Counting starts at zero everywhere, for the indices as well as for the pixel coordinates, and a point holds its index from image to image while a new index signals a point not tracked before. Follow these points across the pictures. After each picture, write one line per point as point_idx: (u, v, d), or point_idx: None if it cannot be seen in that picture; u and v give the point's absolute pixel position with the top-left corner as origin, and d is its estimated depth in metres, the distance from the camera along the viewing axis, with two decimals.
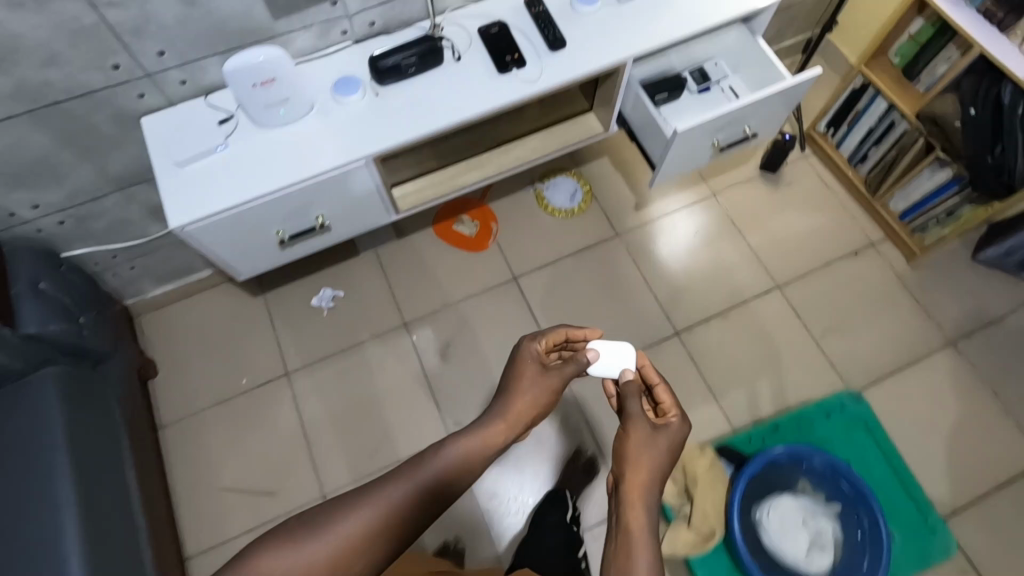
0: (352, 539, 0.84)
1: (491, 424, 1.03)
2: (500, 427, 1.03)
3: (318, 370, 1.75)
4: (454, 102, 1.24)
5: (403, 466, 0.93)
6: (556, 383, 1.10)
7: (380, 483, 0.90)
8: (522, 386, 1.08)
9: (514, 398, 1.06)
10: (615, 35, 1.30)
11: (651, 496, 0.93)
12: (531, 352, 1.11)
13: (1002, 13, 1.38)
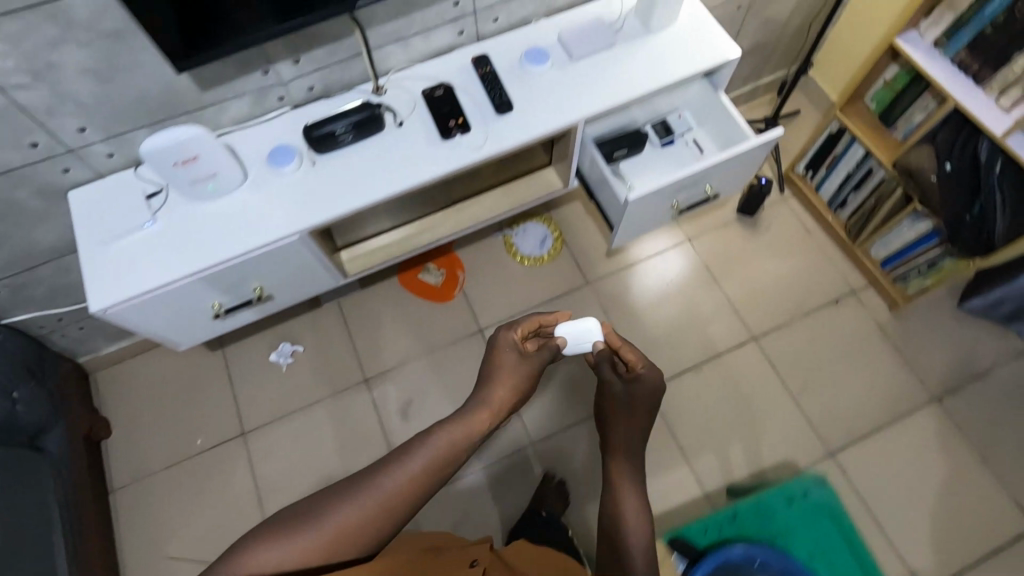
0: (357, 524, 0.77)
1: (485, 404, 1.01)
2: (496, 401, 1.03)
3: (275, 429, 1.69)
4: (395, 171, 1.18)
5: (403, 445, 0.89)
6: (536, 366, 1.12)
7: (382, 464, 0.84)
8: (511, 368, 1.08)
9: (502, 380, 1.06)
10: (566, 96, 1.25)
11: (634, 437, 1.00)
12: (510, 340, 1.13)
13: (977, 64, 1.31)
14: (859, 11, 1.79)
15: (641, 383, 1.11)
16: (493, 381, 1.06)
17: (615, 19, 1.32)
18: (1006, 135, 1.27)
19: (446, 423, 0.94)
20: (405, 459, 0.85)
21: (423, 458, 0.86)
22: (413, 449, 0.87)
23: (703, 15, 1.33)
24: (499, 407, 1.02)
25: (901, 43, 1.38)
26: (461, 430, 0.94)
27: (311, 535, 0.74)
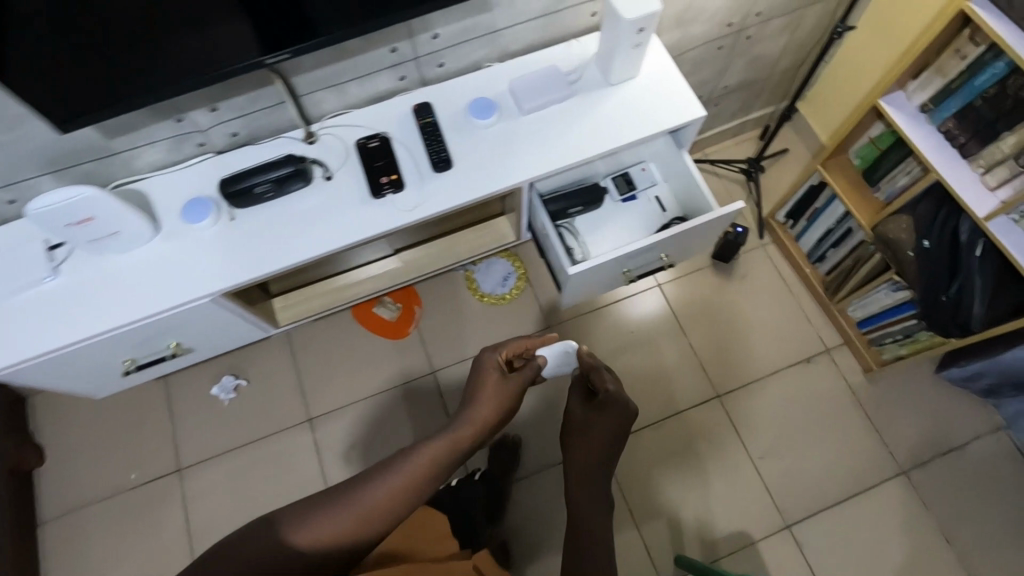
0: (350, 529, 0.77)
1: (473, 421, 0.94)
2: (486, 416, 0.95)
3: (213, 467, 1.64)
4: (319, 231, 1.10)
5: (384, 462, 0.84)
6: (514, 394, 1.01)
7: (366, 476, 0.82)
8: (496, 384, 0.99)
9: (487, 397, 0.97)
10: (512, 154, 1.16)
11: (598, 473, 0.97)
12: (493, 359, 1.03)
13: (964, 137, 1.20)
14: (855, 53, 1.65)
15: (618, 405, 1.01)
16: (478, 397, 0.97)
17: (573, 68, 1.22)
18: (987, 218, 1.16)
19: (430, 441, 0.88)
20: (390, 472, 0.82)
21: (410, 471, 0.83)
22: (400, 460, 0.84)
23: (670, 69, 1.22)
24: (486, 425, 0.95)
25: (884, 105, 1.28)
26: (447, 449, 0.88)
27: (305, 539, 0.74)
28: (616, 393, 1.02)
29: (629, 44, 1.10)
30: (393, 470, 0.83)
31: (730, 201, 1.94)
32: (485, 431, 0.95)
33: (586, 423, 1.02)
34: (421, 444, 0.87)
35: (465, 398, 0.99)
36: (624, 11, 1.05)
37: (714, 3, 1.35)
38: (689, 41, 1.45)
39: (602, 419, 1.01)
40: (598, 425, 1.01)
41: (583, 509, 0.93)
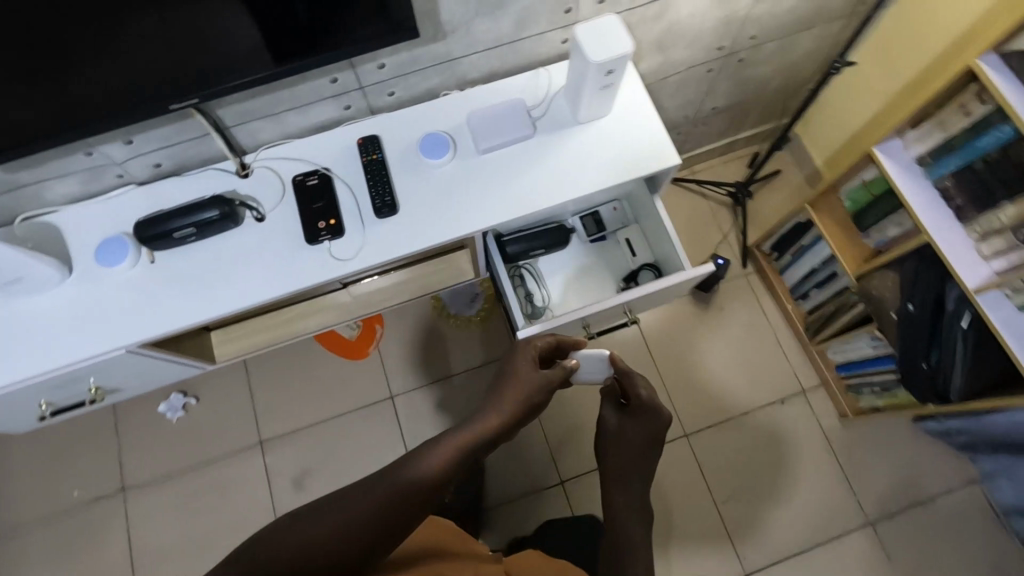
0: (384, 508, 0.72)
1: (499, 408, 0.89)
2: (522, 404, 0.91)
3: (159, 489, 1.58)
4: (248, 280, 1.00)
5: (421, 448, 0.80)
6: (546, 383, 0.93)
7: (402, 461, 0.78)
8: (531, 371, 0.95)
9: (522, 384, 0.93)
10: (466, 198, 1.05)
11: (630, 485, 0.96)
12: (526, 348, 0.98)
13: (961, 198, 1.10)
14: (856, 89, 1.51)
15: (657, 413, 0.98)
16: (509, 386, 0.92)
17: (539, 102, 1.10)
18: (977, 290, 1.07)
19: (465, 428, 0.85)
20: (429, 456, 0.79)
21: (451, 455, 0.80)
22: (438, 445, 0.81)
23: (646, 108, 1.11)
24: (518, 415, 0.91)
25: (877, 154, 1.16)
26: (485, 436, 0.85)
27: (337, 521, 0.71)
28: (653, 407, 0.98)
29: (596, 85, 0.99)
30: (433, 454, 0.79)
31: (714, 225, 1.84)
32: (516, 423, 0.91)
33: (623, 433, 0.99)
34: (459, 431, 0.84)
35: (496, 385, 0.94)
36: (589, 51, 0.93)
37: (700, 28, 1.22)
38: (672, 66, 1.32)
39: (644, 424, 0.98)
40: (635, 433, 0.98)
41: (621, 525, 0.92)
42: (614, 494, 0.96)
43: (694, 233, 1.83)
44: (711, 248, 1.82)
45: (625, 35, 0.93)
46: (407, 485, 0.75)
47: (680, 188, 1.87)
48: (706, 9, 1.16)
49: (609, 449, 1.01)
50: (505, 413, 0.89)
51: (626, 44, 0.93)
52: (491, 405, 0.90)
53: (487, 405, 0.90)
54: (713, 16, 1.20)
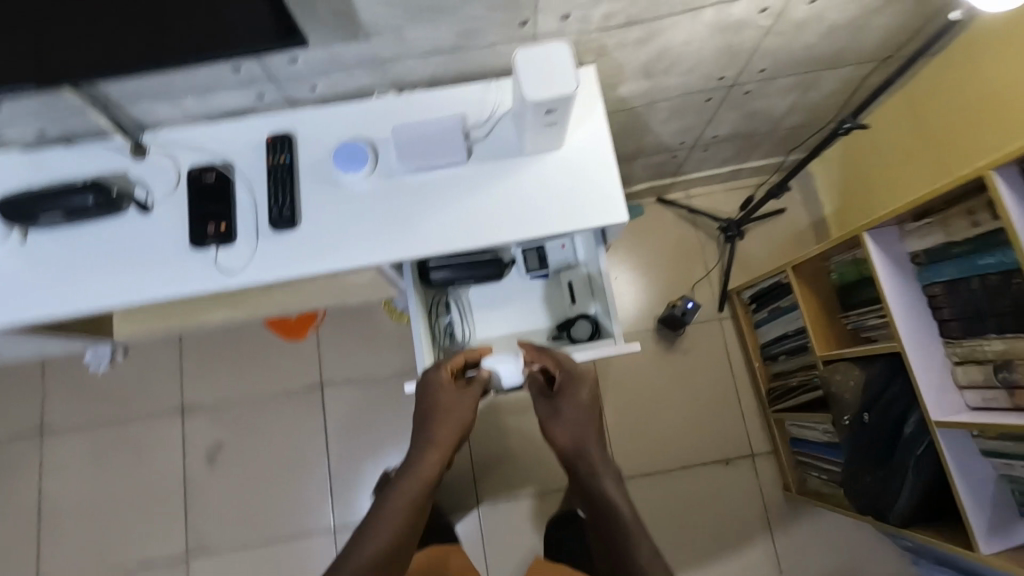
0: None
1: (433, 450, 0.94)
2: (450, 433, 0.95)
3: (75, 436, 1.56)
4: (113, 278, 0.89)
5: (381, 501, 0.91)
6: (472, 411, 0.96)
7: (370, 518, 0.90)
8: (452, 402, 0.95)
9: (446, 419, 0.95)
10: (375, 221, 0.92)
11: (596, 450, 0.99)
12: (437, 379, 0.93)
13: (948, 312, 0.95)
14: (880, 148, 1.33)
15: (582, 384, 1.00)
16: (436, 425, 0.95)
17: (482, 123, 0.96)
18: (938, 422, 0.93)
19: (407, 475, 0.93)
20: (387, 512, 0.89)
21: (405, 501, 0.90)
22: (393, 495, 0.91)
23: (604, 148, 0.96)
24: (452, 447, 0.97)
25: (867, 239, 1.00)
26: (431, 473, 0.93)
27: None
28: (579, 388, 0.99)
29: (536, 122, 0.84)
30: (392, 507, 0.90)
31: (697, 259, 1.68)
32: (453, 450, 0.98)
33: (570, 421, 1.01)
34: (404, 477, 0.93)
35: (421, 421, 0.96)
36: (526, 85, 0.78)
37: (696, 56, 1.04)
38: (663, 92, 1.14)
39: (576, 396, 1.00)
40: (577, 409, 1.00)
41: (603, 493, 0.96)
42: (582, 470, 0.99)
43: (674, 265, 1.68)
44: (689, 284, 1.67)
45: (572, 71, 0.78)
46: (384, 543, 0.87)
47: (671, 212, 1.71)
48: (703, 37, 0.98)
49: (555, 430, 1.02)
50: (439, 448, 0.95)
51: (570, 83, 0.78)
52: (422, 444, 0.95)
53: (419, 444, 0.95)
54: (712, 45, 1.01)
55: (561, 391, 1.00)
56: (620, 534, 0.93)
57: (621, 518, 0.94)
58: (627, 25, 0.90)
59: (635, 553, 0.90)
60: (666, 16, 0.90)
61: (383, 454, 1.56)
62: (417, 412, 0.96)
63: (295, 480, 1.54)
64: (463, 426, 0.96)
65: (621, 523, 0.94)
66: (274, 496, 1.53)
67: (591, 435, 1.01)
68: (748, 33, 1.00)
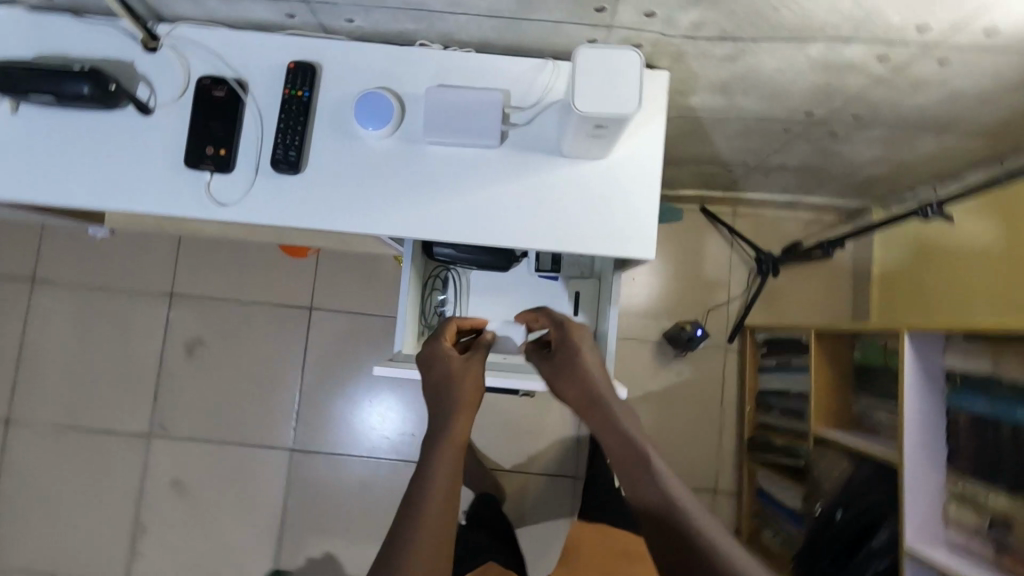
0: None
1: (453, 422, 0.71)
2: (476, 398, 0.75)
3: (63, 294, 1.56)
4: (100, 182, 0.83)
5: (403, 510, 0.64)
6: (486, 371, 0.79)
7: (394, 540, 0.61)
8: (468, 366, 0.78)
9: (465, 384, 0.75)
10: (384, 188, 0.84)
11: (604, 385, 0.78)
12: (444, 350, 0.80)
13: (964, 443, 0.87)
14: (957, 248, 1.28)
15: (578, 333, 0.84)
16: (452, 394, 0.74)
17: (526, 106, 0.85)
18: (909, 549, 0.88)
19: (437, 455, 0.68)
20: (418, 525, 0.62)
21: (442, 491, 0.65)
22: (426, 486, 0.65)
23: (651, 168, 0.84)
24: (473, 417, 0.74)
25: (905, 342, 0.91)
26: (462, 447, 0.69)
27: None
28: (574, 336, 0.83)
29: (582, 130, 0.74)
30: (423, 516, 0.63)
31: (723, 282, 1.58)
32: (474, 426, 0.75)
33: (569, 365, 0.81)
34: (432, 460, 0.67)
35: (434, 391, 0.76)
36: (578, 91, 0.67)
37: (787, 86, 0.90)
38: (740, 112, 1.01)
39: (576, 345, 0.82)
40: (581, 361, 0.80)
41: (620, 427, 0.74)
42: (597, 423, 0.76)
43: (697, 284, 1.57)
44: (706, 306, 1.57)
45: (635, 89, 0.67)
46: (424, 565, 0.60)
47: (711, 226, 1.59)
48: (802, 70, 0.84)
49: (559, 386, 0.81)
50: (466, 418, 0.72)
51: (629, 102, 0.67)
52: (441, 415, 0.72)
53: (438, 422, 0.71)
54: (809, 80, 0.87)
55: (561, 345, 0.84)
56: (654, 486, 0.69)
57: (653, 467, 0.70)
58: (718, 38, 0.76)
59: (681, 502, 0.67)
60: (765, 39, 0.76)
61: (355, 390, 1.56)
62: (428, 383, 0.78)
63: (264, 393, 1.55)
64: (479, 392, 0.76)
65: (654, 473, 0.69)
66: (242, 402, 1.55)
67: (599, 381, 0.79)
68: (855, 77, 0.86)
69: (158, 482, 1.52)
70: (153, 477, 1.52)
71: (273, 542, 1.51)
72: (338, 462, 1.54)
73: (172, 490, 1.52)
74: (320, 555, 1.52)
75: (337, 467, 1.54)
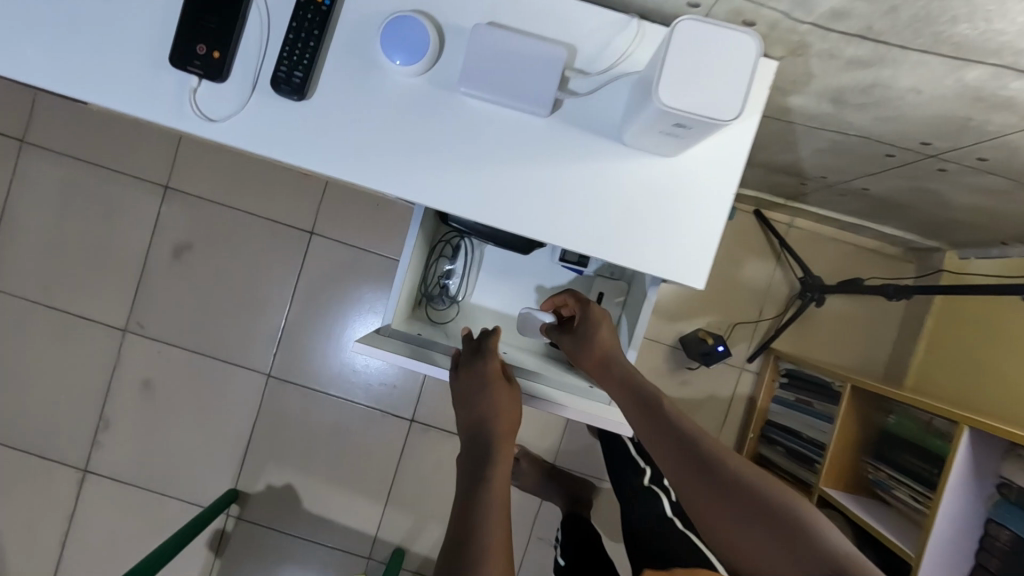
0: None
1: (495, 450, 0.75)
2: (516, 418, 0.79)
3: (51, 164, 1.44)
4: (66, 62, 0.69)
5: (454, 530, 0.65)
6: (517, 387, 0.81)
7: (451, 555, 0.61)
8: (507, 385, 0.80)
9: (502, 406, 0.78)
10: (399, 137, 0.68)
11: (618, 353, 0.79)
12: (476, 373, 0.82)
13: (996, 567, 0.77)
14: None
15: (594, 316, 0.83)
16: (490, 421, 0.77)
17: (591, 72, 0.69)
18: None
19: (492, 465, 0.72)
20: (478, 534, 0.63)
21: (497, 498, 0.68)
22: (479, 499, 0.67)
23: (726, 179, 0.68)
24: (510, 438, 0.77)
25: (961, 437, 0.79)
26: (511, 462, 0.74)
27: None
28: (590, 309, 0.84)
29: (656, 123, 0.58)
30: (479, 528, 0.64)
31: (759, 298, 1.43)
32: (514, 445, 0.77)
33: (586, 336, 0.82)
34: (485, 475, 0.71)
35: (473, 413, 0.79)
36: (667, 74, 0.51)
37: (912, 110, 0.73)
38: (842, 124, 0.84)
39: (595, 318, 0.83)
40: (598, 334, 0.81)
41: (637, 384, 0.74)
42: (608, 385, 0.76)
43: (730, 294, 1.43)
44: (733, 319, 1.43)
45: (740, 86, 0.51)
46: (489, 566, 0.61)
47: (761, 233, 1.43)
48: (943, 95, 0.67)
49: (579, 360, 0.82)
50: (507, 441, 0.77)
51: (729, 102, 0.51)
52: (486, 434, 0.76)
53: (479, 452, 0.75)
54: (944, 108, 0.70)
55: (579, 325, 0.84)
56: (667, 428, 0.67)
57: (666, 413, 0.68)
58: (854, 36, 0.59)
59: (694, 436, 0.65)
60: (914, 49, 0.59)
61: (343, 328, 1.46)
62: (462, 404, 0.80)
63: (248, 311, 1.46)
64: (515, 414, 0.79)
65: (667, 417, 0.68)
66: (223, 317, 1.46)
67: (613, 346, 0.80)
68: (1005, 117, 0.68)
69: (127, 379, 1.46)
70: (123, 374, 1.46)
71: (236, 462, 1.47)
72: (312, 397, 1.47)
73: (141, 389, 1.46)
74: (280, 484, 1.48)
75: (311, 401, 1.47)
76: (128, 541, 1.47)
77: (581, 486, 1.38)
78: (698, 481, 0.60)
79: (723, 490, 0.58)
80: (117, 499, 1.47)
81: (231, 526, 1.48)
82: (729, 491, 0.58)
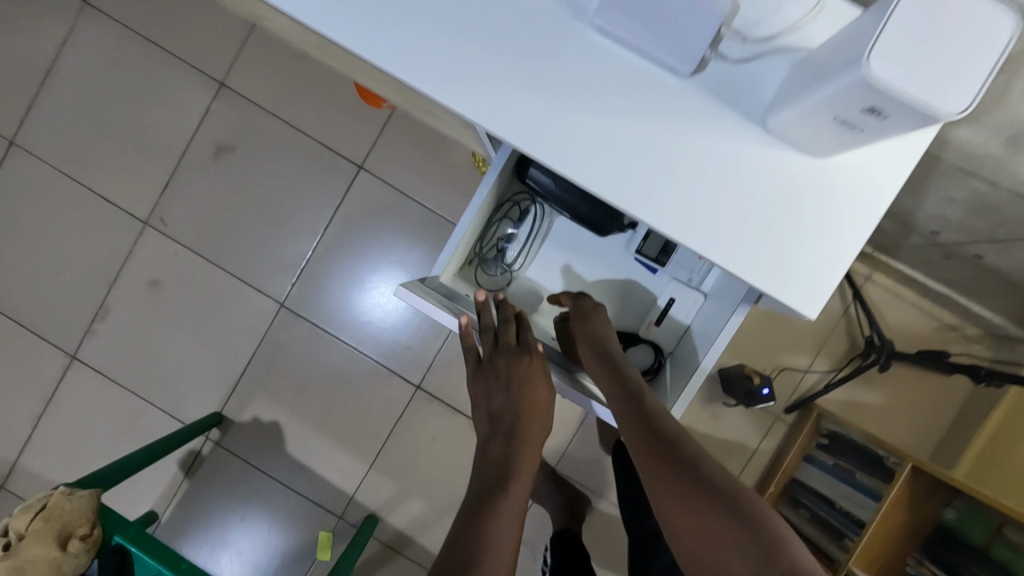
0: None
1: (514, 451, 0.71)
2: (544, 422, 0.76)
3: (110, 32, 1.36)
4: None
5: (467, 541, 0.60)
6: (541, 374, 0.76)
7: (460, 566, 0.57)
8: (536, 384, 0.75)
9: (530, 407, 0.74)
10: (512, 59, 0.58)
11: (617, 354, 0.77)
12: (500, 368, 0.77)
13: None
14: None
15: (596, 314, 0.81)
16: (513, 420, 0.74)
17: (748, 37, 0.58)
18: None
19: (514, 476, 0.68)
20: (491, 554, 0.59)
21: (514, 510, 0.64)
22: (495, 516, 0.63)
23: (882, 190, 0.56)
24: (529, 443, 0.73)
25: None
26: (530, 475, 0.70)
27: None
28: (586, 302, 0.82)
29: (835, 106, 0.47)
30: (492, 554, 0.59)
31: (813, 346, 1.32)
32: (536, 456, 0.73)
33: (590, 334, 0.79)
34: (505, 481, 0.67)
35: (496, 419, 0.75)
36: (882, 43, 0.42)
37: None
38: (1000, 172, 0.72)
39: (592, 314, 0.81)
40: (592, 332, 0.79)
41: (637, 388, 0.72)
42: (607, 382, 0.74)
43: (782, 334, 1.32)
44: (780, 362, 1.32)
45: (970, 84, 0.41)
46: None
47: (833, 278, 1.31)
48: None
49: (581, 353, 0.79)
50: (531, 448, 0.73)
51: (958, 94, 0.42)
52: (507, 442, 0.72)
53: (499, 455, 0.71)
54: None
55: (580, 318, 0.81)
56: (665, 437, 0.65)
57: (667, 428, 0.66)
58: None
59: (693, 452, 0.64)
60: None
61: (369, 273, 1.37)
62: (484, 407, 0.77)
63: (275, 232, 1.37)
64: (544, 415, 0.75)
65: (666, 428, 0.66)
66: (249, 233, 1.37)
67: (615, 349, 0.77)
68: None
69: (138, 272, 1.38)
70: (133, 267, 1.38)
71: (229, 386, 1.40)
72: (322, 336, 1.38)
73: (149, 286, 1.38)
74: (268, 418, 1.40)
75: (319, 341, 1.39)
76: (100, 438, 1.40)
77: (579, 499, 1.28)
78: (687, 489, 0.60)
79: (712, 502, 0.59)
80: (98, 392, 1.40)
81: (208, 449, 1.41)
82: (715, 505, 0.58)
